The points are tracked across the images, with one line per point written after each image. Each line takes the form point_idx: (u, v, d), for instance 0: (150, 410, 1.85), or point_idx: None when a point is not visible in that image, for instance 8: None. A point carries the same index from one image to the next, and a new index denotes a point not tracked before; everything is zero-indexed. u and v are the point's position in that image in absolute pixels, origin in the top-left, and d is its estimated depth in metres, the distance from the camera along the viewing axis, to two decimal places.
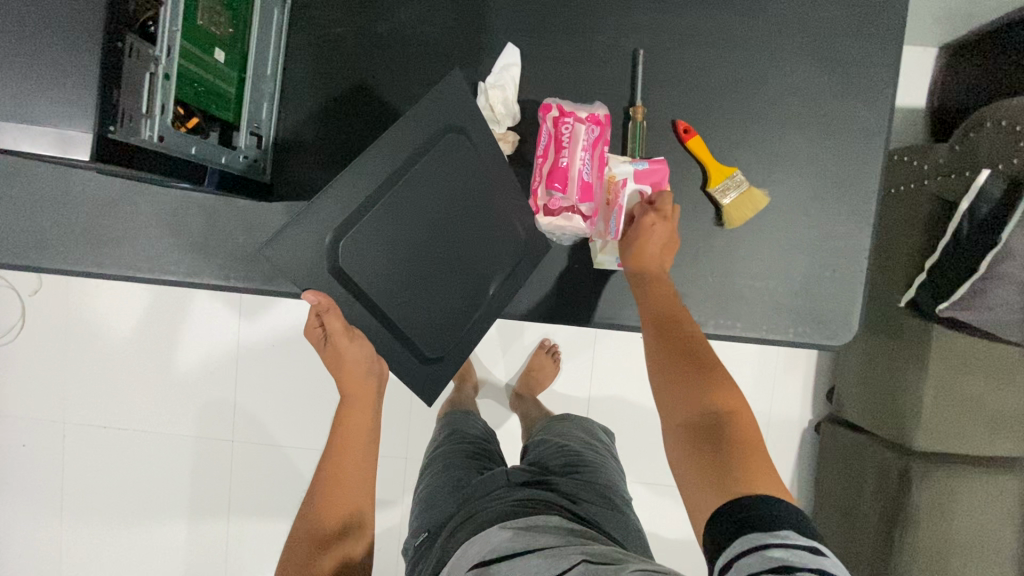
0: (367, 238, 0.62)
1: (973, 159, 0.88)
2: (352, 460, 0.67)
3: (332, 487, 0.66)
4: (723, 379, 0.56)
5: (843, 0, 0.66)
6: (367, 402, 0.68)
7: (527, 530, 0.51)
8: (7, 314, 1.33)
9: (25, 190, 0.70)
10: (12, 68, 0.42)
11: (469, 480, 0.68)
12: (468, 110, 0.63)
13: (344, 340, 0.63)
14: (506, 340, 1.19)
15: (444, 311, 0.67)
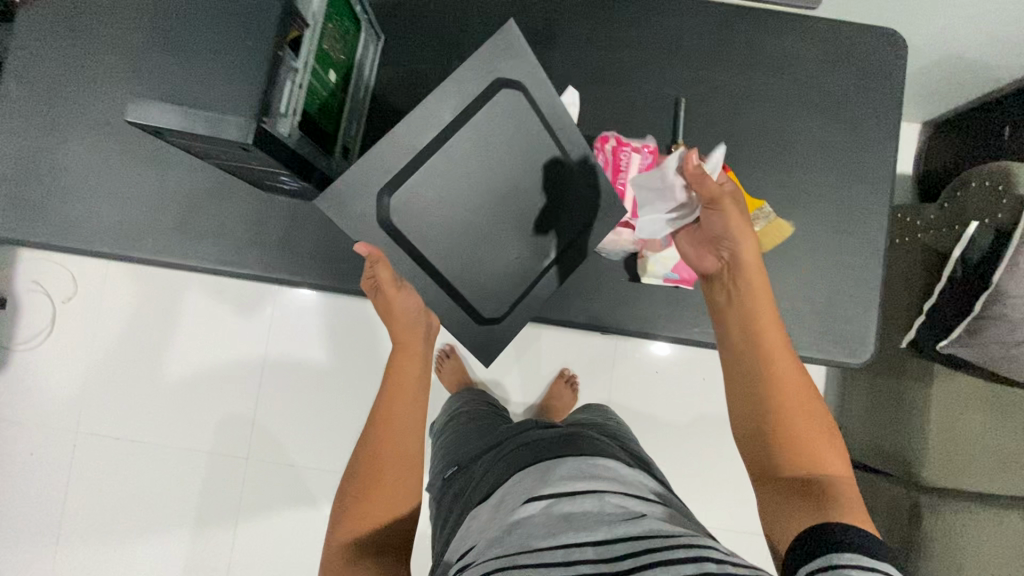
0: (422, 196, 0.69)
1: (962, 213, 0.99)
2: (402, 407, 0.67)
3: (383, 435, 0.65)
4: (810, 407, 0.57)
5: (853, 69, 0.79)
6: (416, 352, 0.71)
7: (583, 478, 0.54)
8: (37, 319, 1.35)
9: (129, 188, 0.78)
10: (189, 69, 0.51)
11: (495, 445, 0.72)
12: (535, 131, 0.71)
13: (393, 291, 0.68)
14: (525, 366, 1.24)
15: (495, 274, 0.73)
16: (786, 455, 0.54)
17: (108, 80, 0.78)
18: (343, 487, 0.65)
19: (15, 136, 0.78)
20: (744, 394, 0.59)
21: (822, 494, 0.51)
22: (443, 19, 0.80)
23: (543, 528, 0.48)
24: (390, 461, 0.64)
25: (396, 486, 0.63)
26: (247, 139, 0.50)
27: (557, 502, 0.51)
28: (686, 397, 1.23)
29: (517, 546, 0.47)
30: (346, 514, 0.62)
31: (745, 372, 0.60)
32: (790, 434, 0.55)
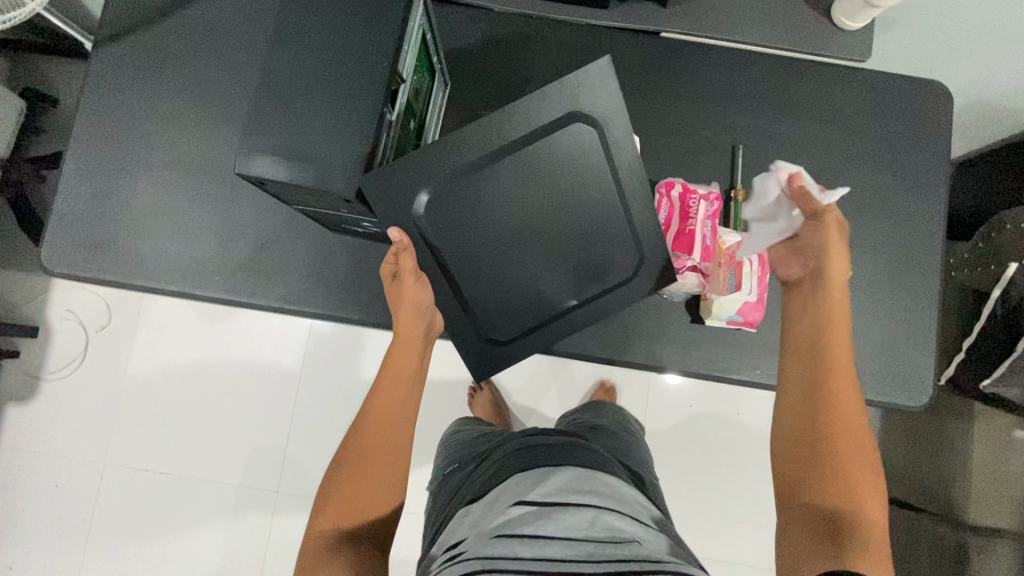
0: (456, 206, 0.66)
1: (997, 255, 1.02)
2: (394, 400, 0.68)
3: (373, 427, 0.66)
4: (849, 437, 0.57)
5: (900, 120, 0.82)
6: (412, 347, 0.71)
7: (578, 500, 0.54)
8: (67, 348, 1.35)
9: (197, 228, 0.79)
10: (293, 125, 0.53)
11: (496, 455, 0.72)
12: (600, 157, 0.66)
13: (410, 280, 0.68)
14: (559, 381, 1.26)
15: (511, 297, 0.71)
16: (819, 481, 0.55)
17: (180, 122, 0.80)
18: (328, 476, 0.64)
19: (90, 177, 0.80)
20: (802, 416, 0.60)
21: (841, 534, 0.51)
22: (505, 67, 0.83)
23: (527, 528, 0.50)
24: (378, 452, 0.65)
25: (381, 478, 0.63)
26: (352, 195, 0.53)
27: (543, 509, 0.53)
28: (724, 432, 1.23)
29: (500, 541, 0.49)
30: (328, 503, 0.61)
31: (804, 394, 0.61)
32: (841, 464, 0.55)
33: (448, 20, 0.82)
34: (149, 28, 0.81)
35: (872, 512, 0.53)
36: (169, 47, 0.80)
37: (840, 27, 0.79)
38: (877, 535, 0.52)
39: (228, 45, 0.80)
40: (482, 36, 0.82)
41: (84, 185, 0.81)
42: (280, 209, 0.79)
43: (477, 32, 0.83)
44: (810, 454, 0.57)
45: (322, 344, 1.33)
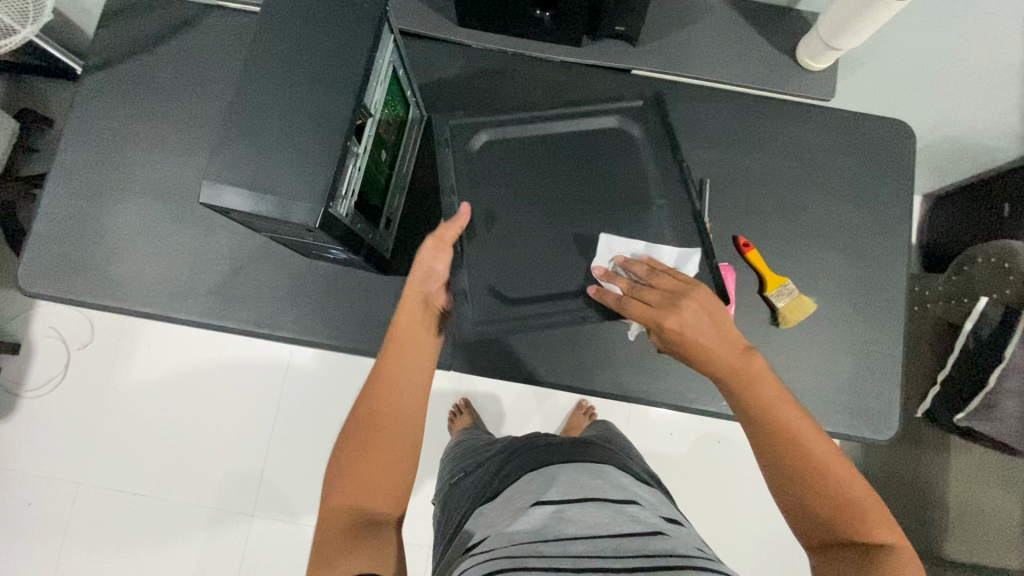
0: None
1: (969, 289, 1.03)
2: (404, 366, 0.69)
3: (384, 393, 0.66)
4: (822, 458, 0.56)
5: (865, 158, 0.84)
6: (416, 314, 0.71)
7: (598, 501, 0.55)
8: (49, 365, 1.34)
9: (174, 251, 0.81)
10: (260, 155, 0.54)
11: (507, 457, 0.72)
12: None
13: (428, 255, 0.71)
14: (541, 401, 1.26)
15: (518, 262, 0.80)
16: (823, 518, 0.54)
17: (163, 147, 0.82)
18: (339, 442, 0.65)
19: (72, 200, 0.82)
20: (773, 467, 0.57)
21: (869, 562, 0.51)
22: (482, 100, 0.85)
23: (554, 531, 0.52)
24: (388, 419, 0.65)
25: (394, 446, 0.63)
26: (314, 224, 0.54)
27: (563, 508, 0.54)
28: (703, 461, 1.22)
29: (531, 544, 0.51)
30: (341, 470, 0.62)
31: (764, 437, 0.58)
32: (827, 493, 0.55)
33: (427, 54, 0.85)
34: (137, 57, 0.84)
35: (880, 526, 0.53)
36: (155, 76, 0.83)
37: (804, 68, 0.81)
38: (895, 547, 0.52)
39: (212, 74, 0.83)
40: (460, 70, 0.85)
41: (66, 206, 0.82)
42: (257, 233, 0.80)
43: (455, 66, 0.85)
44: (801, 496, 0.56)
45: (303, 365, 1.33)
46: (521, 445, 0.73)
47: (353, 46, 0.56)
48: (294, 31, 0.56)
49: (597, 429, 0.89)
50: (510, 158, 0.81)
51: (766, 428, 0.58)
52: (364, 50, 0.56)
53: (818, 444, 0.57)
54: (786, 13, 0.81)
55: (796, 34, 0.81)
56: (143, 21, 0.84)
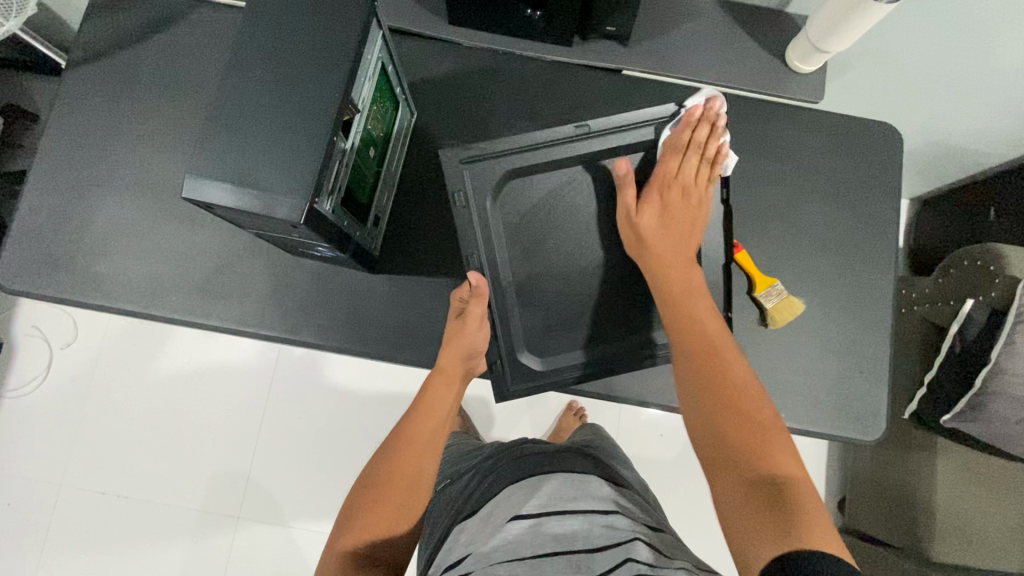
0: (515, 205, 0.72)
1: (954, 292, 1.04)
2: (430, 427, 0.66)
3: (404, 451, 0.62)
4: (741, 381, 0.59)
5: (852, 159, 0.85)
6: (452, 382, 0.70)
7: (579, 513, 0.55)
8: (31, 365, 1.32)
9: (158, 247, 0.80)
10: (243, 150, 0.54)
11: (493, 465, 0.72)
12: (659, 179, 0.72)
13: (471, 323, 0.71)
14: (531, 403, 1.26)
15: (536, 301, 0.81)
16: (744, 448, 0.54)
17: (149, 143, 0.81)
18: (353, 496, 0.61)
19: (55, 195, 0.81)
20: (699, 374, 0.61)
21: (782, 504, 0.49)
22: (473, 99, 0.85)
23: (530, 548, 0.51)
24: (402, 476, 0.60)
25: (410, 493, 0.60)
26: (298, 220, 0.53)
27: (540, 520, 0.54)
28: (692, 462, 1.22)
29: (508, 562, 0.50)
30: (350, 524, 0.57)
31: (697, 349, 0.63)
32: (747, 420, 0.56)
33: (416, 53, 0.85)
34: (122, 50, 0.82)
35: (799, 476, 0.52)
36: (141, 70, 0.82)
37: (794, 70, 0.82)
38: (814, 501, 0.50)
39: (200, 68, 0.82)
40: (450, 69, 0.85)
41: (48, 202, 0.81)
42: (242, 231, 0.79)
43: (445, 65, 0.85)
44: (724, 410, 0.57)
45: (291, 365, 1.32)
46: (505, 454, 0.73)
47: (341, 41, 0.56)
48: (281, 26, 0.56)
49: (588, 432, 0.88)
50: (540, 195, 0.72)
51: (692, 352, 0.62)
52: (352, 45, 0.55)
53: (738, 367, 0.61)
54: (776, 15, 0.82)
55: (785, 37, 0.82)
56: (128, 14, 0.83)
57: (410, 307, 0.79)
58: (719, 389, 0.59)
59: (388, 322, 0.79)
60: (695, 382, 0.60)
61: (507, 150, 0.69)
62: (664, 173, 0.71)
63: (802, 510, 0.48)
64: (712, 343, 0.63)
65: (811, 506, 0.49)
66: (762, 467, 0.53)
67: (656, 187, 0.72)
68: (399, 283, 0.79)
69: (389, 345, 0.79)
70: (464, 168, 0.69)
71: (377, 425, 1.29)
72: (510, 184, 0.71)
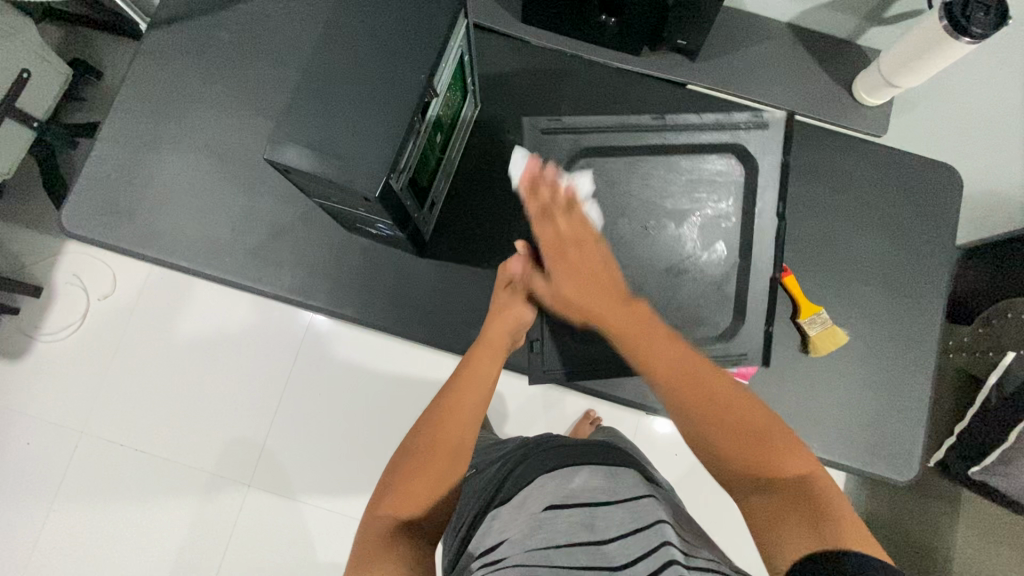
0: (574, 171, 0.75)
1: (994, 343, 1.02)
2: (472, 400, 0.63)
3: (445, 423, 0.61)
4: (733, 402, 0.56)
5: (910, 195, 0.84)
6: (496, 353, 0.68)
7: (611, 504, 0.54)
8: (67, 312, 1.35)
9: (217, 208, 0.82)
10: (328, 121, 0.55)
11: (524, 451, 0.72)
12: (728, 195, 0.75)
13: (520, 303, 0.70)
14: (550, 405, 1.26)
15: None
16: (760, 459, 0.53)
17: (218, 107, 0.84)
18: (395, 461, 0.61)
19: (123, 148, 0.84)
20: (686, 407, 0.57)
21: (814, 510, 0.48)
22: (536, 97, 0.86)
23: (564, 537, 0.51)
24: (443, 447, 0.59)
25: (449, 467, 0.59)
26: (373, 193, 0.54)
27: (573, 509, 0.54)
28: (706, 484, 1.21)
29: (542, 549, 0.50)
30: (390, 492, 0.57)
31: (679, 375, 0.58)
32: (753, 435, 0.54)
33: (486, 45, 0.86)
34: (202, 16, 0.85)
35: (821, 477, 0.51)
36: (218, 36, 0.85)
37: (859, 101, 0.82)
38: (840, 500, 0.49)
39: (275, 40, 0.84)
40: (517, 63, 0.86)
41: (116, 154, 0.83)
42: (299, 202, 0.81)
43: (512, 60, 0.86)
44: (724, 433, 0.55)
45: (316, 340, 1.33)
46: (533, 444, 0.73)
47: (431, 25, 0.57)
48: (376, 3, 0.57)
49: (615, 438, 0.88)
50: (607, 177, 0.75)
51: (671, 385, 0.58)
52: (442, 31, 0.57)
53: (726, 385, 0.57)
54: (848, 45, 0.82)
55: (855, 68, 0.81)
56: None
57: (454, 294, 0.80)
58: (714, 412, 0.56)
59: (431, 306, 0.80)
60: (686, 414, 0.57)
61: (579, 128, 0.76)
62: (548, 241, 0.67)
63: (831, 508, 0.48)
64: (695, 368, 0.58)
65: (838, 504, 0.48)
66: (775, 475, 0.52)
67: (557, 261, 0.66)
68: (446, 269, 0.81)
69: (429, 329, 0.80)
70: (542, 137, 0.76)
71: (395, 408, 1.30)
72: (587, 157, 0.75)
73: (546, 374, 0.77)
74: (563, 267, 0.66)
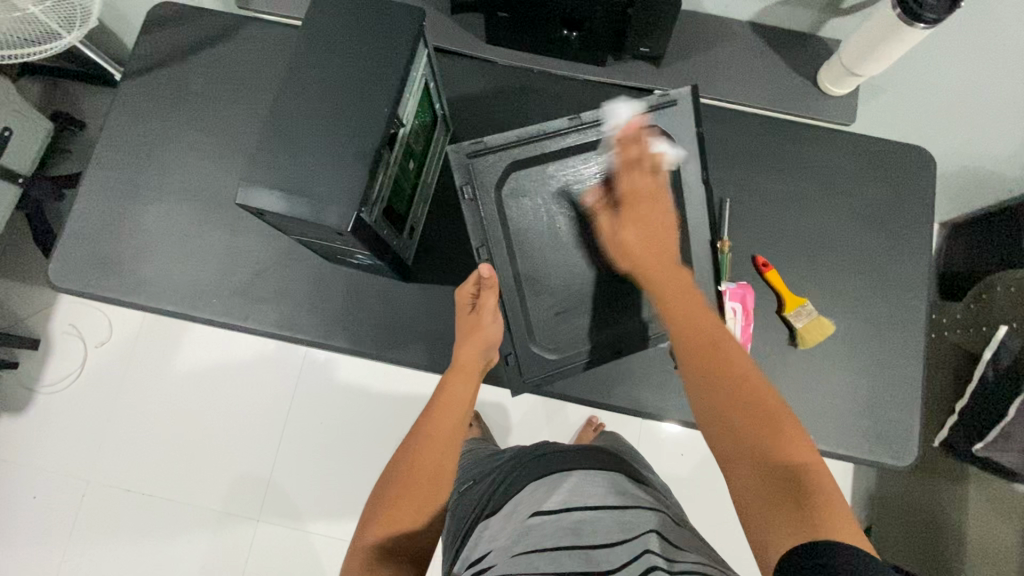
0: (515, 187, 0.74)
1: (987, 318, 1.02)
2: (449, 424, 0.64)
3: (424, 447, 0.61)
4: (750, 378, 0.56)
5: (884, 180, 0.85)
6: (470, 376, 0.68)
7: (601, 508, 0.55)
8: (65, 362, 1.36)
9: (201, 249, 0.83)
10: (295, 158, 0.56)
11: (513, 462, 0.73)
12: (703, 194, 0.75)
13: (490, 317, 0.70)
14: (552, 415, 1.26)
15: (557, 301, 0.76)
16: (765, 437, 0.52)
17: (195, 151, 0.85)
18: (379, 488, 0.61)
19: (105, 199, 0.85)
20: (707, 369, 0.58)
21: (802, 500, 0.47)
22: (506, 115, 0.87)
23: (553, 542, 0.52)
24: (423, 472, 0.60)
25: (432, 491, 0.59)
26: (345, 227, 0.55)
27: (562, 515, 0.54)
28: (713, 481, 1.20)
29: (527, 556, 0.50)
30: (376, 517, 0.57)
31: (699, 342, 0.60)
32: (765, 413, 0.53)
33: (453, 68, 0.88)
34: (174, 64, 0.87)
35: (822, 472, 0.49)
36: (190, 82, 0.86)
37: (826, 93, 0.83)
38: (837, 497, 0.47)
39: (246, 81, 0.86)
40: (485, 84, 0.88)
41: (98, 206, 0.85)
42: (280, 237, 0.82)
43: (480, 81, 0.88)
44: (737, 399, 0.55)
45: (313, 369, 1.34)
46: (524, 453, 0.74)
47: (390, 56, 0.58)
48: (335, 39, 0.59)
49: (615, 444, 0.88)
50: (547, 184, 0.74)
51: (693, 351, 0.59)
52: (401, 61, 0.58)
53: (746, 361, 0.58)
54: (809, 38, 0.83)
55: (817, 59, 0.82)
56: (180, 30, 0.87)
57: (439, 312, 0.81)
58: (732, 382, 0.56)
59: (417, 327, 0.81)
60: (705, 376, 0.57)
61: (504, 143, 0.73)
62: (626, 188, 0.69)
63: (822, 500, 0.46)
64: (716, 342, 0.59)
65: (833, 499, 0.47)
66: (775, 453, 0.50)
67: (626, 212, 0.68)
68: (430, 291, 0.81)
69: (417, 349, 0.80)
70: (471, 162, 0.73)
71: (396, 430, 1.30)
72: (515, 175, 0.73)
73: (527, 383, 0.77)
74: (630, 218, 0.68)
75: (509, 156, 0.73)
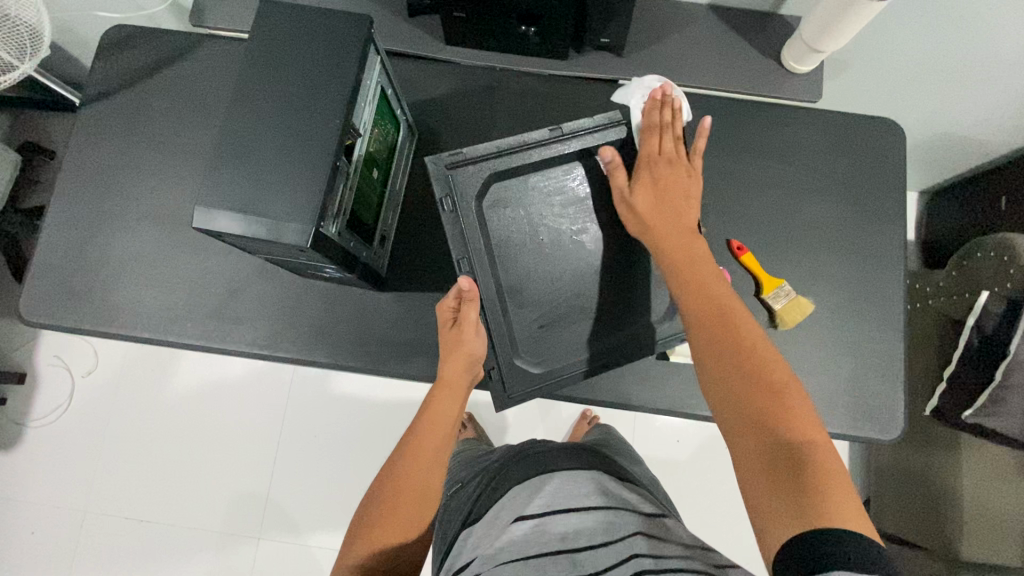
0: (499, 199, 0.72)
1: (969, 283, 1.01)
2: (434, 443, 0.63)
3: (409, 467, 0.61)
4: (759, 348, 0.57)
5: (854, 154, 0.84)
6: (458, 392, 0.67)
7: (585, 511, 0.54)
8: (55, 395, 1.35)
9: (173, 273, 0.82)
10: (250, 176, 0.55)
11: (499, 466, 0.72)
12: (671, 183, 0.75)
13: (472, 333, 0.67)
14: (545, 412, 1.26)
15: (539, 313, 0.74)
16: (769, 412, 0.52)
17: (159, 174, 0.84)
18: (365, 504, 0.61)
19: (72, 230, 0.84)
20: (714, 332, 0.59)
21: (800, 479, 0.47)
22: (472, 117, 0.86)
23: (537, 548, 0.51)
24: (409, 492, 0.60)
25: (416, 513, 0.59)
26: (305, 244, 0.54)
27: (545, 520, 0.54)
28: (710, 465, 1.21)
29: (512, 564, 0.50)
30: (359, 538, 0.57)
31: (707, 309, 0.61)
32: (771, 387, 0.53)
33: (415, 73, 0.86)
34: (131, 88, 0.85)
35: (825, 448, 0.50)
36: (149, 105, 0.85)
37: (791, 71, 0.82)
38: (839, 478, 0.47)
39: (206, 100, 0.84)
40: (449, 86, 0.87)
41: (64, 237, 0.83)
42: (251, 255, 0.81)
43: (443, 83, 0.87)
44: (746, 363, 0.56)
45: (303, 382, 1.33)
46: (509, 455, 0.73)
47: (341, 66, 0.57)
48: (283, 53, 0.58)
49: (603, 437, 0.88)
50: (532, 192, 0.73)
51: (699, 316, 0.61)
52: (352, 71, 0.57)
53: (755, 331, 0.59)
54: (769, 17, 0.82)
55: (779, 38, 0.82)
56: (135, 52, 0.86)
57: (417, 320, 0.80)
58: (741, 350, 0.57)
59: (396, 336, 0.80)
60: (711, 342, 0.59)
61: (485, 155, 0.70)
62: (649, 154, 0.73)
63: (820, 478, 0.47)
64: (728, 311, 0.60)
65: (833, 479, 0.47)
66: (779, 426, 0.51)
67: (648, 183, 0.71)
68: (406, 299, 0.81)
69: (397, 359, 0.80)
70: (451, 174, 0.69)
71: (390, 438, 1.30)
72: (496, 187, 0.72)
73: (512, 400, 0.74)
74: (650, 188, 0.71)
75: (492, 167, 0.71)
